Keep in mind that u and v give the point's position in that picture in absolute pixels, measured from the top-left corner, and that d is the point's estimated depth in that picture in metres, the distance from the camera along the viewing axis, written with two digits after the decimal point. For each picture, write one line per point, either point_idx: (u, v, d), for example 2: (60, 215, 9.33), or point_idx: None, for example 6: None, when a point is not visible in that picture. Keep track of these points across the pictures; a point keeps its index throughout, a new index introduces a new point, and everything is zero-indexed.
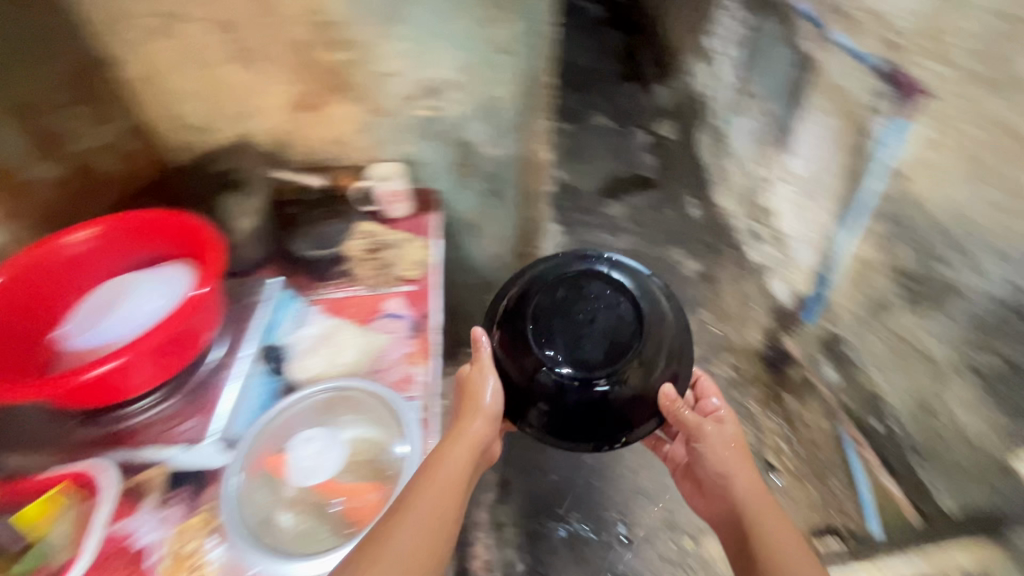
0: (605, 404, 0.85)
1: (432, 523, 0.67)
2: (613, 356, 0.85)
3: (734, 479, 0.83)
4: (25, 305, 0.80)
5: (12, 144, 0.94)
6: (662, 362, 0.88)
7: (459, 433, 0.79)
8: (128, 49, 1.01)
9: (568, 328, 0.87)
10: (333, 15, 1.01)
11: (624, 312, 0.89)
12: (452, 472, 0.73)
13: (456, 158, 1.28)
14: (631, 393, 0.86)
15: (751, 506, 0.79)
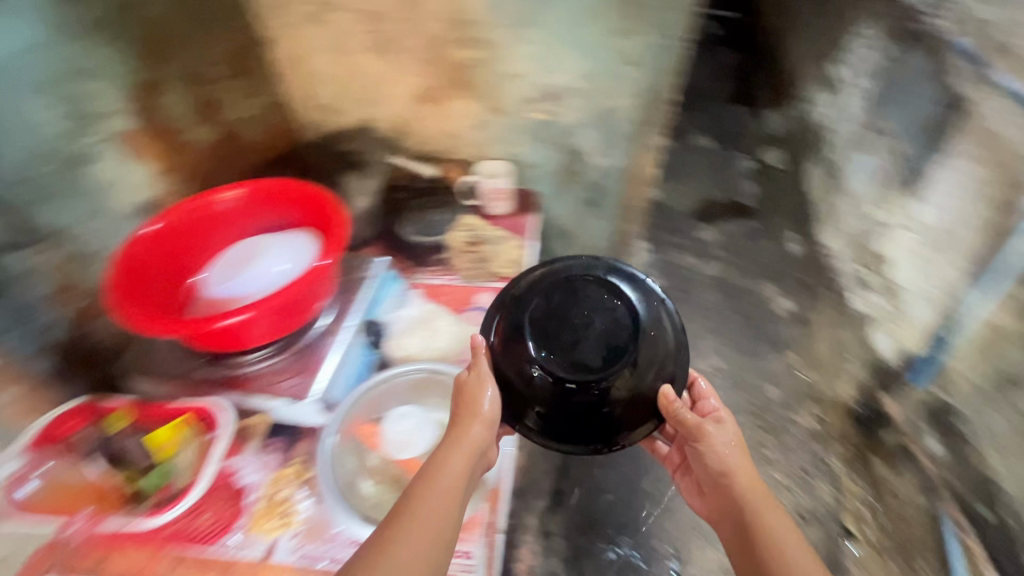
0: (600, 414, 0.75)
1: (426, 545, 0.64)
2: (609, 360, 0.75)
3: (735, 477, 0.76)
4: (177, 251, 0.90)
5: (181, 106, 1.04)
6: (658, 363, 0.78)
7: (457, 441, 0.73)
8: (283, 29, 1.09)
9: (559, 329, 0.77)
10: (472, 14, 1.05)
11: (617, 312, 0.79)
12: (450, 488, 0.69)
13: (562, 164, 1.28)
14: (630, 400, 0.76)
15: (755, 507, 0.73)
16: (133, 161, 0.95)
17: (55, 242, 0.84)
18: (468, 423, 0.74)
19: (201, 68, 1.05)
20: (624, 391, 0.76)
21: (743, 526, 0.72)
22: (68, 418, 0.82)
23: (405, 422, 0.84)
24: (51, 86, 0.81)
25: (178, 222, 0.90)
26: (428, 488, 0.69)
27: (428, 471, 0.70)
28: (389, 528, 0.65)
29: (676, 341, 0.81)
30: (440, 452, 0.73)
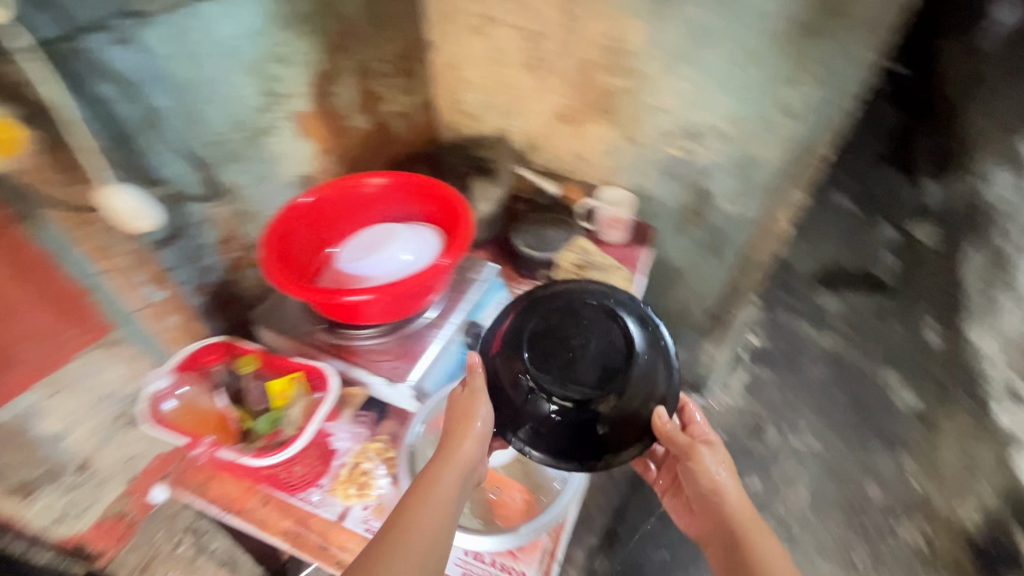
0: (590, 434, 0.75)
1: (418, 560, 0.62)
2: (601, 382, 0.76)
3: (726, 494, 0.79)
4: (321, 221, 0.99)
5: (348, 95, 1.11)
6: (650, 387, 0.78)
7: (449, 457, 0.73)
8: (444, 39, 1.23)
9: (556, 349, 0.78)
10: (630, 44, 1.06)
11: (613, 333, 0.80)
12: (443, 504, 0.68)
13: (689, 204, 1.26)
14: (619, 424, 0.76)
15: (738, 525, 0.77)
16: (302, 139, 1.02)
17: (230, 199, 0.91)
18: (461, 439, 0.74)
19: (373, 63, 1.15)
20: (615, 414, 0.76)
21: (735, 543, 0.76)
22: (211, 351, 0.89)
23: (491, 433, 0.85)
24: (254, 65, 0.88)
25: (328, 198, 0.99)
26: (419, 502, 0.68)
27: (418, 485, 0.70)
28: (382, 538, 0.64)
29: (670, 365, 0.80)
30: (431, 467, 0.72)
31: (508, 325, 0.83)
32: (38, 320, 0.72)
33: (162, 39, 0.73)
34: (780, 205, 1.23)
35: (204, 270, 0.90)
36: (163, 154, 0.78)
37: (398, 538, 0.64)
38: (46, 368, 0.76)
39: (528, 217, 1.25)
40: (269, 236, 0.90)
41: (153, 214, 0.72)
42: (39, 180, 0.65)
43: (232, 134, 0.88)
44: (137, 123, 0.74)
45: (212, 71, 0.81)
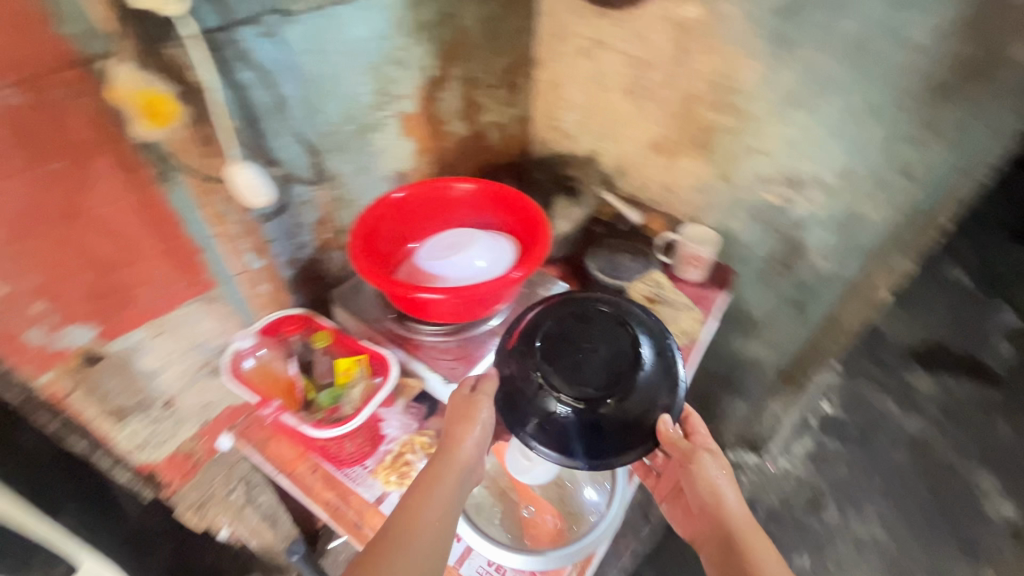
0: (592, 436, 0.75)
1: (419, 558, 0.66)
2: (608, 385, 0.77)
3: (727, 504, 0.79)
4: (408, 217, 1.05)
5: (453, 102, 1.16)
6: (654, 393, 0.79)
7: (449, 457, 0.74)
8: (551, 58, 1.27)
9: (566, 349, 0.80)
10: (742, 82, 1.03)
11: (622, 339, 0.82)
12: (443, 504, 0.70)
13: (778, 255, 1.20)
14: (621, 428, 0.77)
15: (738, 532, 0.76)
16: (404, 139, 1.09)
17: (332, 186, 0.98)
18: (461, 440, 0.75)
19: (482, 74, 1.19)
20: (618, 419, 0.77)
21: (733, 552, 0.75)
22: (290, 321, 0.95)
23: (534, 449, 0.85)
24: (374, 65, 0.95)
25: (418, 196, 1.04)
26: (420, 501, 0.70)
27: (419, 483, 0.72)
28: (386, 534, 0.67)
29: (677, 374, 0.82)
30: (430, 466, 0.74)
31: (522, 324, 0.86)
32: (160, 270, 0.79)
33: (300, 35, 0.81)
34: (884, 272, 1.13)
35: (298, 247, 0.98)
36: (284, 138, 0.86)
37: (400, 534, 0.67)
38: (156, 312, 0.83)
39: (607, 242, 1.24)
40: (361, 225, 0.96)
41: (265, 192, 0.78)
42: (182, 149, 0.72)
43: (344, 127, 0.95)
44: (267, 109, 0.81)
45: (337, 68, 0.88)
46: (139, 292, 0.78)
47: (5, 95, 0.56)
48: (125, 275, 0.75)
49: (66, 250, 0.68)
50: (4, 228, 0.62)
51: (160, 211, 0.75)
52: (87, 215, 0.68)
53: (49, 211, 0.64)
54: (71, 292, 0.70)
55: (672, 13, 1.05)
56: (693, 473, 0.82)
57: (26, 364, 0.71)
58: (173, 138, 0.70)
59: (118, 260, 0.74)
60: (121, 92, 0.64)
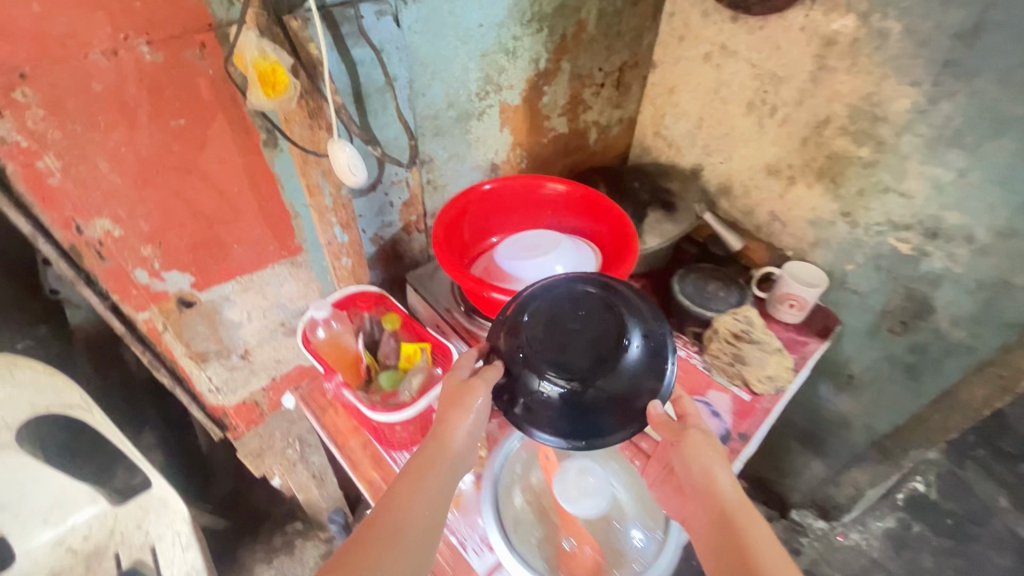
0: (580, 416, 0.69)
1: (401, 557, 0.62)
2: (591, 364, 0.70)
3: (719, 483, 0.68)
4: (494, 210, 1.03)
5: (560, 97, 1.12)
6: (643, 376, 0.71)
7: (438, 448, 0.70)
8: (670, 61, 1.21)
9: (553, 328, 0.73)
10: (890, 112, 0.90)
11: (609, 318, 0.74)
12: (428, 499, 0.67)
13: (896, 310, 1.05)
14: (609, 408, 0.70)
15: (732, 513, 0.66)
16: (504, 130, 1.07)
17: (424, 169, 0.99)
18: (452, 428, 0.70)
19: (594, 71, 1.15)
20: (607, 403, 0.70)
21: (730, 541, 0.64)
22: (362, 298, 0.92)
23: (594, 473, 0.77)
24: (486, 53, 0.92)
25: (505, 190, 1.01)
26: (406, 494, 0.66)
27: (405, 474, 0.68)
28: (371, 528, 0.63)
29: (666, 355, 0.74)
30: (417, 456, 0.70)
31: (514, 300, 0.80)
32: (254, 231, 0.82)
33: (416, 15, 0.79)
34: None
35: (383, 225, 0.99)
36: (387, 118, 0.85)
37: (384, 530, 0.63)
38: (246, 270, 0.86)
39: (697, 265, 1.14)
40: (445, 213, 0.95)
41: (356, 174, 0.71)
42: (291, 119, 0.72)
43: (446, 112, 0.94)
44: (374, 87, 0.80)
45: (449, 52, 0.87)
46: (234, 249, 0.82)
47: (145, 52, 0.60)
48: (225, 232, 0.79)
49: (176, 202, 0.72)
50: (128, 175, 0.66)
51: (265, 175, 0.77)
52: (200, 172, 0.71)
53: (167, 163, 0.68)
54: (175, 240, 0.75)
55: (819, 25, 0.93)
56: (684, 450, 0.72)
57: (130, 301, 0.77)
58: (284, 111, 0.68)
59: (223, 219, 0.78)
60: (245, 59, 0.63)
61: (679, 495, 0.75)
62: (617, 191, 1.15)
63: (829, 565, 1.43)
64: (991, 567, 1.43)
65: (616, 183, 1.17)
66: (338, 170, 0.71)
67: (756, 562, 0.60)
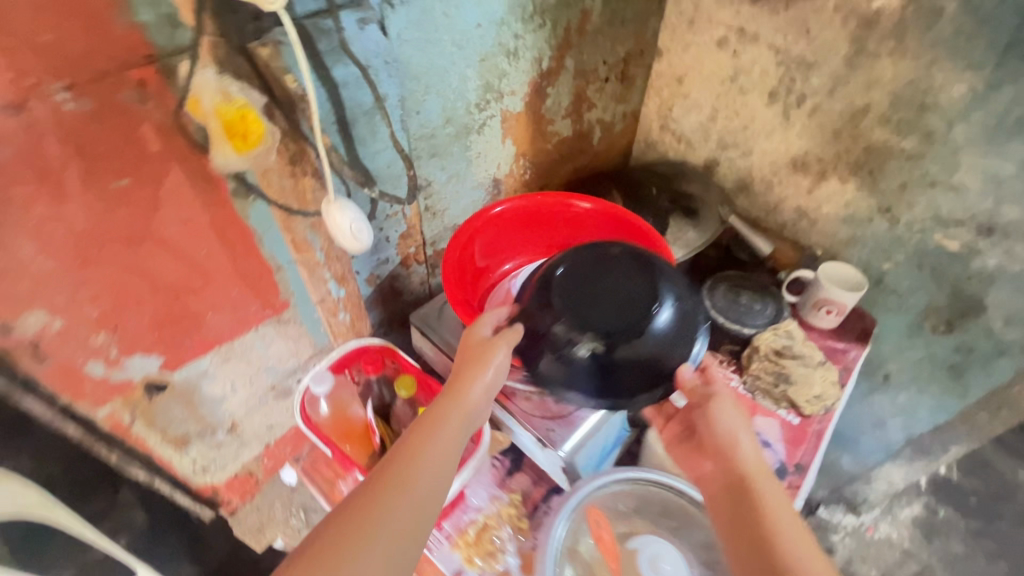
0: (604, 378, 0.64)
1: (413, 515, 0.54)
2: (621, 325, 0.63)
3: (741, 446, 0.66)
4: (510, 236, 0.91)
5: (563, 98, 0.99)
6: (674, 344, 0.65)
7: (455, 401, 0.62)
8: (679, 47, 1.08)
9: (581, 285, 0.66)
10: (941, 99, 0.81)
11: (641, 277, 0.66)
12: (443, 451, 0.59)
13: (940, 309, 0.98)
14: (636, 370, 0.64)
15: (751, 477, 0.63)
16: (506, 141, 0.94)
17: (422, 195, 0.85)
18: (470, 382, 0.63)
19: (598, 66, 1.02)
20: (635, 365, 0.64)
21: (744, 497, 0.62)
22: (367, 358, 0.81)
23: (670, 560, 0.65)
24: (485, 57, 0.79)
25: (519, 212, 0.91)
26: (421, 446, 0.59)
27: (418, 426, 0.61)
28: (381, 479, 0.56)
29: (697, 322, 0.68)
30: (431, 408, 0.62)
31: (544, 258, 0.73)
32: (229, 294, 0.68)
33: (404, 21, 0.65)
34: None
35: (378, 262, 0.86)
36: (378, 145, 0.71)
37: (395, 482, 0.56)
38: (223, 338, 0.72)
39: (726, 274, 1.05)
40: (452, 249, 0.85)
41: (360, 241, 0.67)
42: (268, 170, 0.61)
43: (442, 129, 0.80)
44: (361, 110, 0.66)
45: (444, 60, 0.73)
46: (207, 318, 0.68)
47: (64, 100, 0.45)
48: (194, 300, 0.65)
49: (130, 276, 0.58)
50: (63, 255, 0.52)
51: (240, 232, 0.64)
52: (155, 238, 0.57)
53: (112, 233, 0.54)
54: (133, 320, 0.61)
55: (858, 3, 0.83)
56: (710, 409, 0.70)
57: (85, 400, 0.61)
58: (253, 160, 0.59)
59: (190, 286, 0.64)
60: (203, 105, 0.53)
61: (691, 450, 0.72)
62: (634, 201, 1.04)
63: (864, 562, 1.39)
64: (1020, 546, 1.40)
65: (632, 190, 1.06)
66: (342, 237, 0.67)
67: (770, 520, 0.59)
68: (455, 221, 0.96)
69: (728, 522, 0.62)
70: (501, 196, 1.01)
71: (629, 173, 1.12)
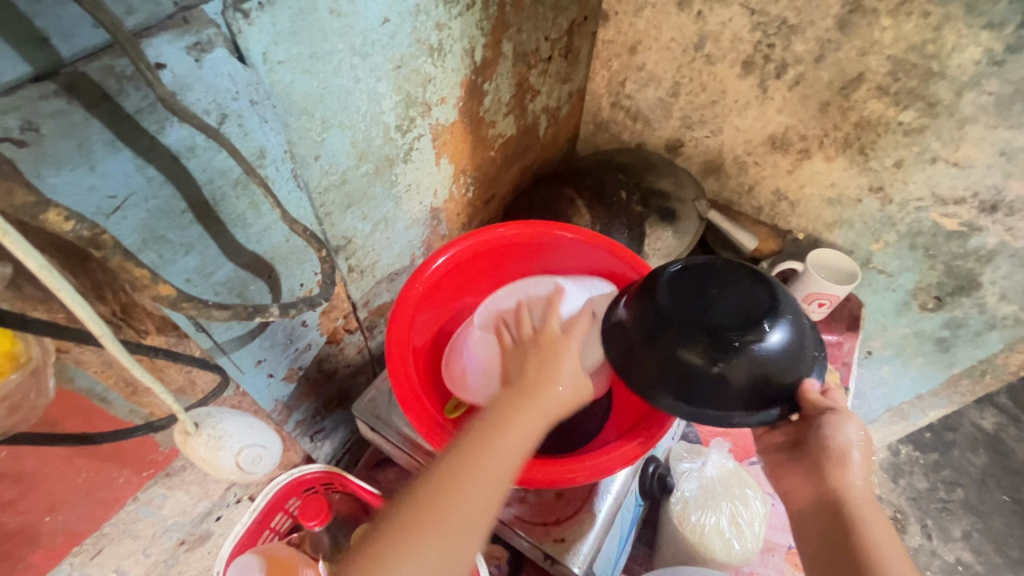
0: (682, 389, 0.50)
1: (476, 515, 0.42)
2: (721, 334, 0.48)
3: (854, 472, 0.51)
4: (466, 278, 0.72)
5: (504, 91, 0.77)
6: (779, 371, 0.49)
7: (537, 387, 0.49)
8: (629, 10, 0.88)
9: (686, 282, 0.51)
10: (950, 65, 0.69)
11: (759, 292, 0.50)
12: (518, 443, 0.46)
13: (932, 287, 0.91)
14: (727, 387, 0.49)
15: (861, 512, 0.50)
16: (441, 161, 0.72)
17: (342, 257, 0.63)
18: (549, 371, 0.50)
19: (540, 44, 0.79)
20: (722, 381, 0.49)
21: (843, 538, 0.50)
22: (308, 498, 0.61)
23: None
24: (400, 62, 0.56)
25: (478, 252, 0.70)
26: (496, 433, 0.45)
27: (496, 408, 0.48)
28: (443, 464, 0.44)
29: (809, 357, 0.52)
30: (504, 395, 0.49)
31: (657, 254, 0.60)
32: (72, 481, 0.54)
33: (270, 35, 0.41)
34: None
35: (297, 352, 0.64)
36: (264, 220, 0.48)
37: (461, 470, 0.43)
38: (85, 531, 0.56)
39: None
40: (394, 328, 0.61)
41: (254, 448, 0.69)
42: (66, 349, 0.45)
43: (355, 171, 0.58)
44: (226, 182, 0.43)
45: (343, 79, 0.50)
46: (44, 523, 0.53)
47: None
48: (11, 514, 0.50)
49: None
50: None
51: (72, 406, 0.49)
52: None
53: None
54: None
55: None
56: (819, 421, 0.53)
57: None
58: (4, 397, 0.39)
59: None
60: None
61: (790, 464, 0.56)
62: (604, 209, 0.85)
63: None
64: (974, 472, 1.24)
65: (598, 194, 0.87)
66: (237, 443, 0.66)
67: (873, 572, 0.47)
68: (389, 271, 0.74)
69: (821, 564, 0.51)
70: (442, 225, 0.80)
71: (588, 171, 0.92)
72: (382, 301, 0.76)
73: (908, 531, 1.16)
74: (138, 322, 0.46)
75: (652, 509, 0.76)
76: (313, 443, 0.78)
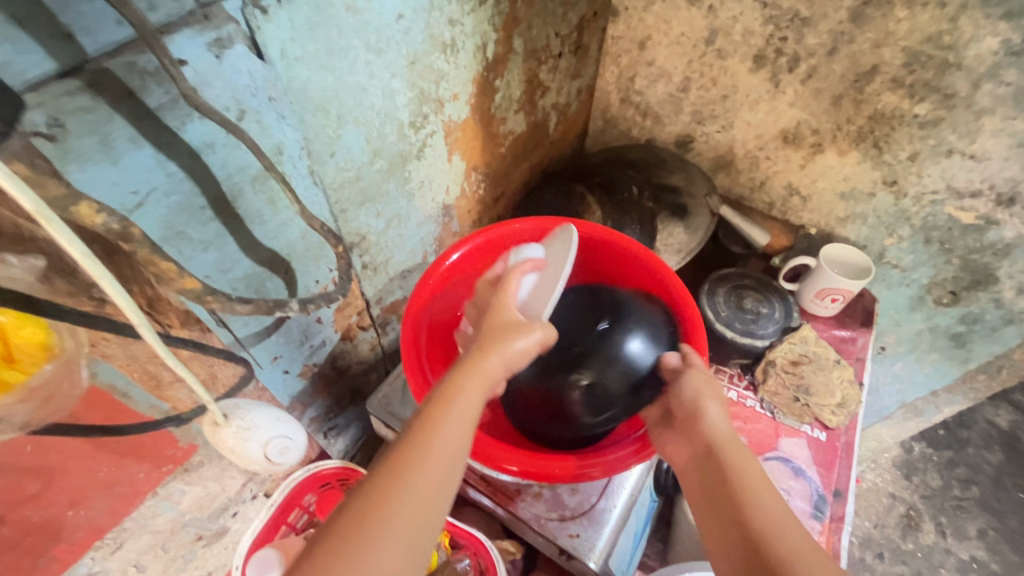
0: (567, 409, 0.59)
1: (428, 505, 0.40)
2: (581, 356, 0.59)
3: (711, 419, 0.55)
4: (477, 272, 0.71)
5: (514, 87, 0.77)
6: (645, 376, 0.59)
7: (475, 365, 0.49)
8: (640, 5, 0.87)
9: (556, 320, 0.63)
10: (967, 56, 0.68)
11: (614, 311, 0.62)
12: (460, 429, 0.45)
13: (948, 282, 0.90)
14: (599, 401, 0.59)
15: (724, 449, 0.53)
16: (453, 158, 0.72)
17: (356, 254, 0.63)
18: (490, 351, 0.50)
19: (550, 40, 0.79)
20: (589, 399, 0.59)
21: (722, 483, 0.50)
22: None
23: None
24: (414, 58, 0.56)
25: (489, 246, 0.69)
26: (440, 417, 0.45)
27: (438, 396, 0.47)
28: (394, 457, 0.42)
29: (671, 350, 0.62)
30: (444, 384, 0.48)
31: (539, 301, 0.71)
32: (94, 476, 0.55)
33: (286, 30, 0.41)
34: None
35: (312, 349, 0.64)
36: (281, 217, 0.49)
37: (409, 465, 0.41)
38: (106, 526, 0.57)
39: (722, 273, 0.91)
40: (409, 319, 0.61)
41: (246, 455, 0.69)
42: (100, 342, 0.46)
43: (369, 167, 0.58)
44: (244, 178, 0.43)
45: (358, 75, 0.50)
46: (67, 517, 0.54)
47: None
48: (35, 508, 0.52)
49: None
50: None
51: (95, 402, 0.49)
52: None
53: None
54: None
55: None
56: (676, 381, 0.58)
57: None
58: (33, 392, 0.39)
59: (22, 495, 0.50)
60: None
61: (665, 435, 0.58)
62: (614, 205, 0.86)
63: None
64: (988, 470, 1.22)
65: (608, 190, 0.87)
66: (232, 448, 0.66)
67: (748, 505, 0.47)
68: (402, 268, 0.74)
69: (705, 512, 0.50)
70: (453, 222, 0.80)
71: (597, 167, 0.92)
72: (394, 298, 0.76)
73: (922, 529, 1.15)
74: (163, 316, 0.46)
75: (665, 505, 0.76)
76: (326, 440, 0.79)
